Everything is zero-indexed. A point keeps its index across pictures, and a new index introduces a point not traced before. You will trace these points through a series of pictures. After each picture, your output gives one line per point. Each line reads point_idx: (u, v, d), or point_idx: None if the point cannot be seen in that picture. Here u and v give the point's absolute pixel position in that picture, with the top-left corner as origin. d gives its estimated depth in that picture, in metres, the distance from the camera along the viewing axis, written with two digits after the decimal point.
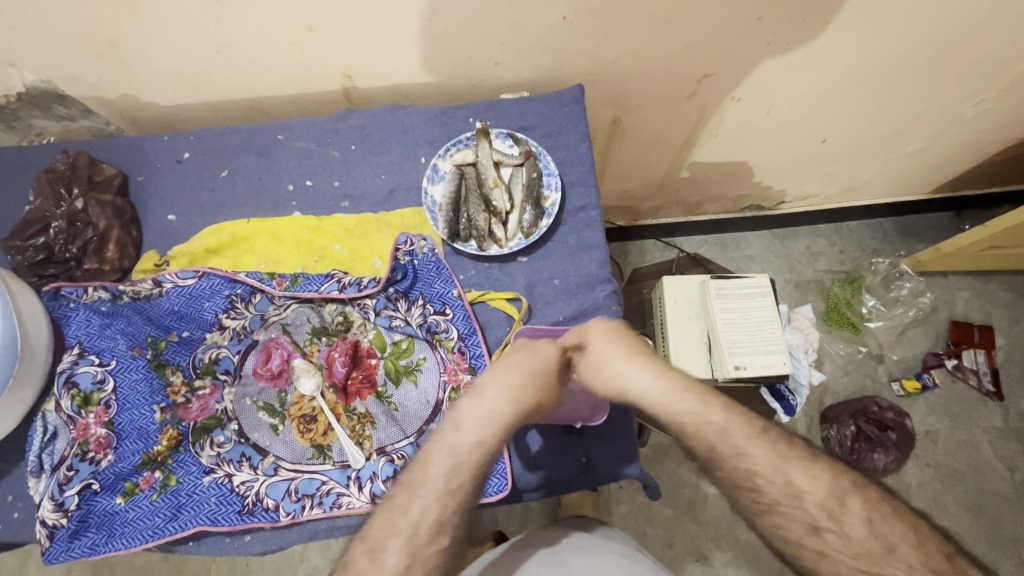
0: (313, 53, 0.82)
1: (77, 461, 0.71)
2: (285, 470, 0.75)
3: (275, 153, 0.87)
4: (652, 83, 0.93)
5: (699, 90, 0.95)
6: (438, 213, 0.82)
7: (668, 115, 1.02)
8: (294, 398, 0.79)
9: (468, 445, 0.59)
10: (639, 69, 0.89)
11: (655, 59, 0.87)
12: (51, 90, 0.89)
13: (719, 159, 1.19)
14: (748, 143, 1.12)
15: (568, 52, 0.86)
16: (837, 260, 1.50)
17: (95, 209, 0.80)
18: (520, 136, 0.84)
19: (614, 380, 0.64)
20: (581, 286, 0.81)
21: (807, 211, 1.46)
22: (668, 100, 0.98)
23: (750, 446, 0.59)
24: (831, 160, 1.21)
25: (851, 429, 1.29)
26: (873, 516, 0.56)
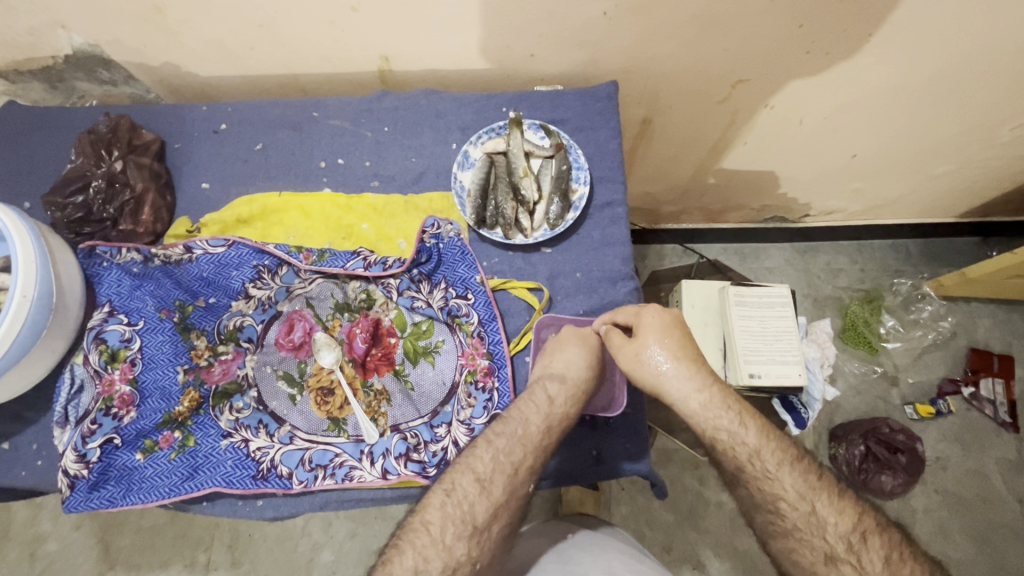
0: (352, 33, 0.83)
1: (101, 415, 0.73)
2: (301, 440, 0.74)
3: (310, 129, 0.89)
4: (685, 85, 0.93)
5: (731, 95, 0.95)
6: (466, 199, 0.82)
7: (700, 118, 1.02)
8: (313, 369, 0.78)
9: (484, 471, 0.64)
10: (674, 70, 0.89)
11: (691, 61, 0.86)
12: (96, 53, 0.92)
13: (747, 167, 1.18)
14: (777, 152, 1.11)
15: (606, 47, 0.86)
16: (858, 278, 1.48)
17: (133, 171, 0.82)
18: (552, 128, 0.84)
19: (653, 368, 0.70)
20: (604, 281, 0.80)
21: (831, 227, 1.45)
22: (700, 105, 0.97)
23: (714, 410, 0.68)
24: (859, 176, 1.20)
25: (861, 448, 1.28)
26: (811, 478, 0.63)
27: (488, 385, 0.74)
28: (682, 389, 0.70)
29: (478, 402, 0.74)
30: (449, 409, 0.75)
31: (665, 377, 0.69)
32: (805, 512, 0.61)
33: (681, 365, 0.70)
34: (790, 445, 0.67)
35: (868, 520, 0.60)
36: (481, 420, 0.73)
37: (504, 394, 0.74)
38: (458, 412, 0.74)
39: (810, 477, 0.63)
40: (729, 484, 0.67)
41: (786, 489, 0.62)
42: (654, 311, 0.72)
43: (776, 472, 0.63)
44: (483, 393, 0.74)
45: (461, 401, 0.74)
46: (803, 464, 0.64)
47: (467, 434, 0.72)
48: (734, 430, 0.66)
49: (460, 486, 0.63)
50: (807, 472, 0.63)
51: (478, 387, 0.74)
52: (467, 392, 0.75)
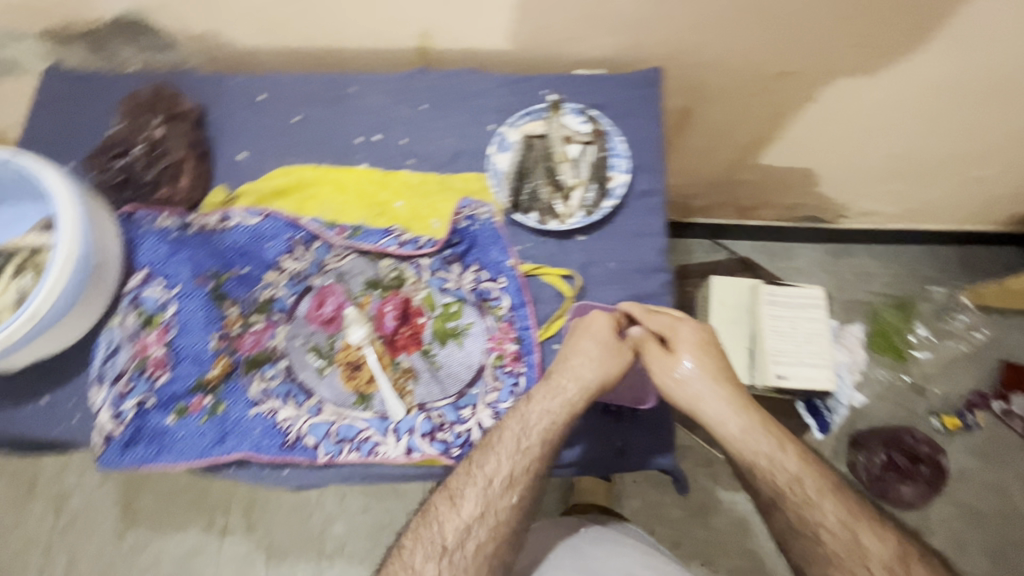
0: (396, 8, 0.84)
1: (136, 376, 0.76)
2: (328, 412, 0.75)
3: (346, 104, 0.89)
4: (726, 74, 0.92)
5: (774, 86, 0.93)
6: (501, 181, 0.81)
7: (739, 109, 1.00)
8: (343, 343, 0.78)
9: (461, 489, 0.66)
10: (719, 58, 0.88)
11: (740, 49, 0.86)
12: (140, 19, 0.92)
13: (783, 163, 1.16)
14: (816, 148, 1.09)
15: (649, 31, 0.85)
16: (890, 283, 1.43)
17: (173, 139, 0.83)
18: (592, 114, 0.83)
19: (689, 389, 0.68)
20: (636, 272, 0.79)
21: (865, 229, 1.41)
22: (742, 95, 0.96)
23: (757, 435, 0.67)
24: (901, 177, 1.16)
25: (881, 457, 1.28)
26: (852, 506, 0.64)
27: (516, 370, 0.74)
28: (721, 409, 0.68)
29: (505, 385, 0.74)
30: (474, 391, 0.75)
31: (705, 394, 0.68)
32: (845, 542, 0.62)
33: (721, 385, 0.69)
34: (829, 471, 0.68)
35: (907, 548, 0.63)
36: (507, 404, 0.73)
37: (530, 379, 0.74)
38: (484, 394, 0.74)
39: (851, 505, 0.64)
40: (765, 509, 0.67)
41: (828, 517, 0.63)
42: (693, 327, 0.72)
43: (818, 499, 0.64)
44: (509, 377, 0.74)
45: (488, 384, 0.75)
46: (843, 493, 0.65)
47: (491, 417, 0.73)
48: (775, 456, 0.66)
49: (439, 508, 0.66)
50: (846, 501, 0.65)
51: (504, 371, 0.74)
52: (495, 375, 0.75)
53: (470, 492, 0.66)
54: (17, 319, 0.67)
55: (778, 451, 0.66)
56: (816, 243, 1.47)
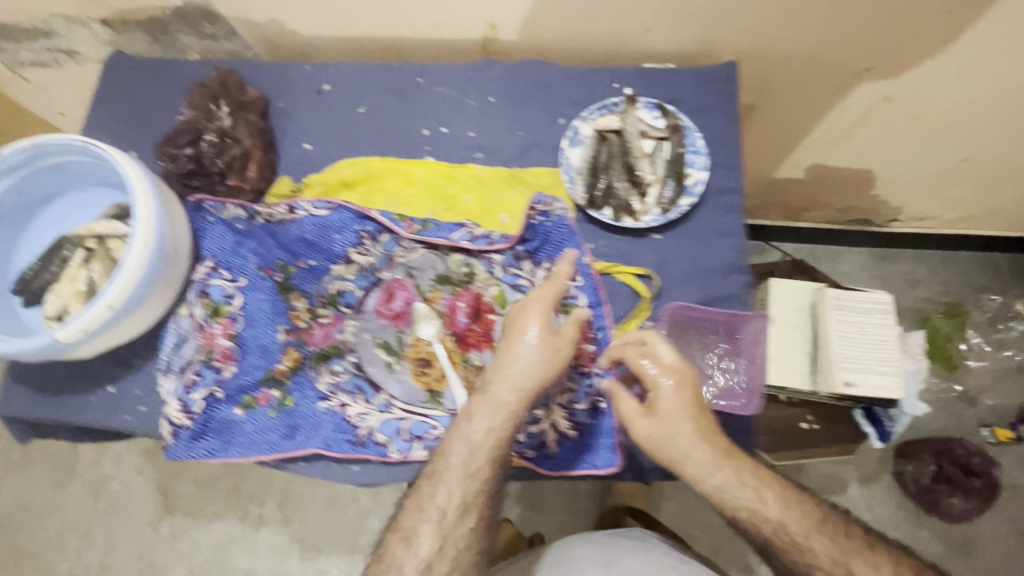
0: None
1: (203, 367, 0.75)
2: (398, 409, 0.73)
3: (413, 96, 0.88)
4: (794, 69, 0.92)
5: (845, 84, 0.94)
6: (575, 175, 0.79)
7: (804, 101, 0.99)
8: (412, 339, 0.76)
9: (418, 527, 0.62)
10: (793, 51, 0.88)
11: (817, 41, 0.85)
12: (205, 6, 0.92)
13: (841, 161, 1.14)
14: (879, 145, 1.07)
15: (724, 22, 0.84)
16: (939, 289, 1.40)
17: (243, 128, 0.82)
18: (669, 109, 0.81)
19: (662, 435, 0.64)
20: (714, 273, 0.77)
21: (917, 233, 1.38)
22: (811, 89, 0.95)
23: (735, 485, 0.63)
24: (962, 178, 1.14)
25: (931, 468, 1.24)
26: (839, 538, 0.62)
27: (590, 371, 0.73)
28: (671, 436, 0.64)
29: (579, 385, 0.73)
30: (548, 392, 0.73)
31: (671, 438, 0.64)
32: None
33: (676, 421, 0.64)
34: (804, 500, 0.65)
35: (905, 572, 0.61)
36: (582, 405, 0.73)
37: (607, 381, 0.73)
38: (558, 396, 0.73)
39: (840, 540, 0.62)
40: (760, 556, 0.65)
41: (822, 557, 0.61)
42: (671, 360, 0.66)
43: (806, 542, 0.61)
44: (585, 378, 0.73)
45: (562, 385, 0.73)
46: (828, 527, 0.63)
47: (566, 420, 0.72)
48: (753, 497, 0.63)
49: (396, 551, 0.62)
50: (834, 536, 0.62)
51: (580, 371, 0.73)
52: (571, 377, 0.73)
53: (426, 524, 0.62)
54: (92, 308, 0.66)
55: (759, 497, 0.63)
56: (863, 247, 1.44)
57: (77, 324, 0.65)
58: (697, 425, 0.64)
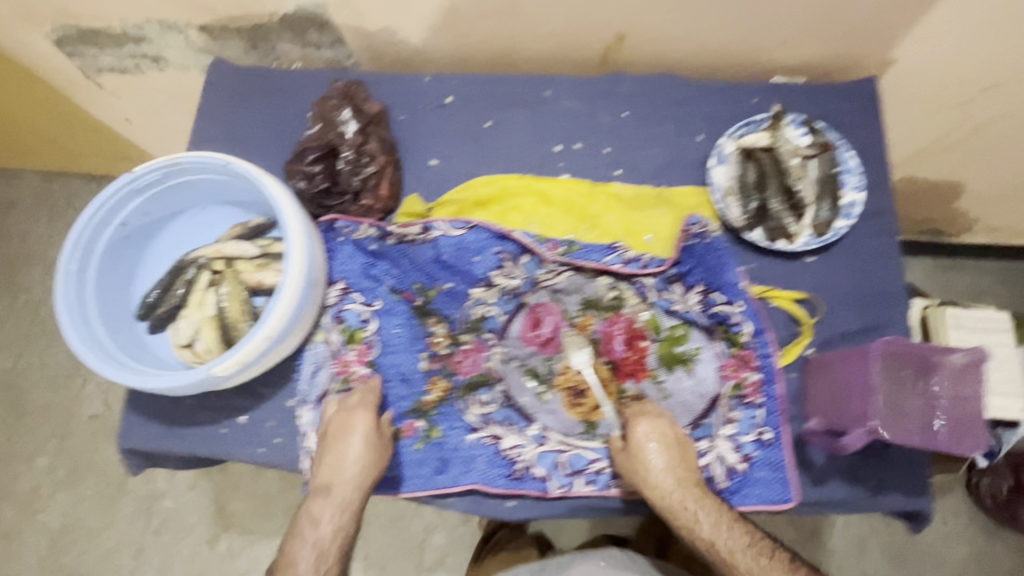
0: (602, 8, 0.80)
1: (341, 397, 0.72)
2: (554, 442, 0.71)
3: (542, 109, 0.84)
4: (922, 84, 0.90)
5: (969, 101, 0.92)
6: (723, 195, 0.77)
7: (920, 117, 0.97)
8: (562, 365, 0.74)
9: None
10: (930, 67, 0.86)
11: (956, 59, 0.84)
12: (318, 14, 0.87)
13: (936, 175, 1.13)
14: (984, 160, 1.05)
15: (864, 38, 0.83)
16: (1004, 300, 1.43)
17: (375, 144, 0.78)
18: (818, 126, 0.78)
19: (642, 476, 0.64)
20: (873, 298, 0.74)
21: (985, 243, 1.40)
22: (933, 104, 0.94)
23: (680, 508, 0.62)
24: None
25: (1009, 481, 1.16)
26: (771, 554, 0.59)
27: (755, 401, 0.70)
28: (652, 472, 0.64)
29: (742, 414, 0.70)
30: (709, 422, 0.72)
31: (646, 477, 0.64)
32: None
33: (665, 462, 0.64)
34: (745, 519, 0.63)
35: None
36: (748, 436, 0.69)
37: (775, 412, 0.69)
38: (718, 427, 0.71)
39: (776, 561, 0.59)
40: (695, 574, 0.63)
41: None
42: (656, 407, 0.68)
43: (732, 558, 0.59)
44: (749, 409, 0.70)
45: (722, 414, 0.71)
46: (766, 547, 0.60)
47: (733, 454, 0.69)
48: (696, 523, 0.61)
49: None
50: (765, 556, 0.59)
51: (743, 402, 0.70)
52: (732, 406, 0.71)
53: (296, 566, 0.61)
54: (249, 339, 0.62)
55: (712, 519, 0.61)
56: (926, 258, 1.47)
57: (233, 357, 0.62)
58: (683, 465, 0.64)
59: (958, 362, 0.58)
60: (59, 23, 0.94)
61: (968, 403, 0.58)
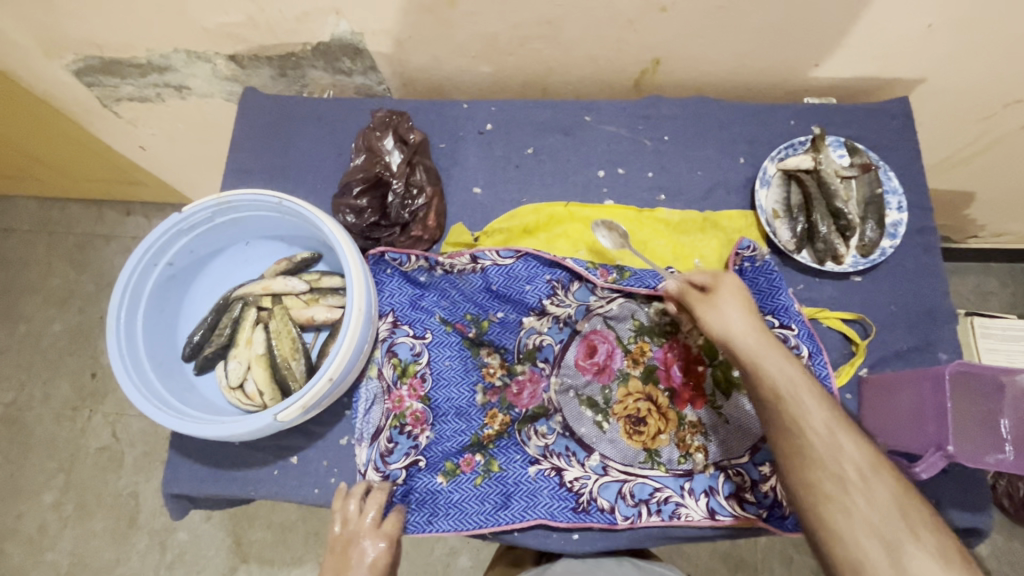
0: (643, 34, 0.81)
1: (396, 433, 0.70)
2: (616, 471, 0.71)
3: (583, 135, 0.84)
4: (949, 102, 0.92)
5: (994, 116, 0.94)
6: (770, 218, 0.78)
7: (944, 133, 1.00)
8: (620, 393, 0.75)
9: None
10: (959, 85, 0.88)
11: (986, 79, 0.86)
12: (354, 42, 0.86)
13: (954, 186, 1.15)
14: (1002, 172, 1.08)
15: (897, 61, 0.84)
16: (1012, 303, 1.46)
17: (421, 175, 0.77)
18: (858, 147, 0.79)
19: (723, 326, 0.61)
20: (923, 316, 0.75)
21: (993, 249, 1.43)
22: (958, 120, 0.96)
23: (767, 364, 0.57)
24: None
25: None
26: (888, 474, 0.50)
27: None
28: (798, 384, 0.55)
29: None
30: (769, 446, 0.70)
31: (730, 333, 0.60)
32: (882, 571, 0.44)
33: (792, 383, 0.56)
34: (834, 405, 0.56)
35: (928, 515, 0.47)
36: None
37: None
38: None
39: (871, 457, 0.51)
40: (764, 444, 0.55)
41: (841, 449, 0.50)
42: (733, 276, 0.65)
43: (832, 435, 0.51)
44: None
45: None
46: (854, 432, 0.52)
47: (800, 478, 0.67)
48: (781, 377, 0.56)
49: None
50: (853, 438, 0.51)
51: None
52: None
53: None
54: (314, 382, 0.61)
55: (806, 387, 0.55)
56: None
57: (298, 401, 0.60)
58: (776, 342, 0.59)
59: (1022, 382, 0.59)
60: (80, 53, 0.92)
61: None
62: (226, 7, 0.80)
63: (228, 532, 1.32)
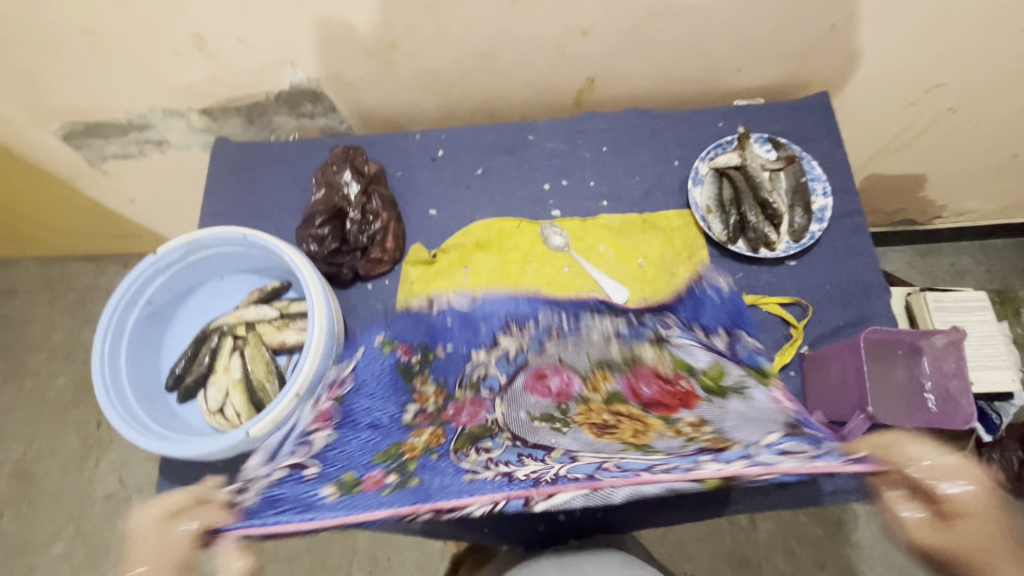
0: (572, 57, 0.88)
1: (306, 434, 0.60)
2: (587, 455, 0.57)
3: (526, 153, 0.90)
4: (871, 93, 0.98)
5: (917, 102, 1.00)
6: (704, 213, 0.83)
7: (875, 122, 1.05)
8: (579, 410, 0.65)
9: None
10: (877, 77, 0.94)
11: (899, 70, 0.92)
12: (311, 88, 0.94)
13: (899, 170, 1.20)
14: (941, 153, 1.13)
15: (813, 60, 0.91)
16: (984, 278, 1.50)
17: (379, 202, 0.84)
18: (780, 142, 0.85)
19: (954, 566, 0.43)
20: (856, 292, 0.80)
21: (957, 227, 1.48)
22: (885, 108, 1.02)
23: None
24: (1007, 176, 1.23)
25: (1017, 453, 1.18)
26: None
27: (790, 410, 0.59)
28: None
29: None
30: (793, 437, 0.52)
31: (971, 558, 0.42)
32: None
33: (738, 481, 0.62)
34: None
35: None
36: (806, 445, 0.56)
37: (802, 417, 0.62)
38: (809, 437, 0.52)
39: None
40: None
41: None
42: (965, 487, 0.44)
43: None
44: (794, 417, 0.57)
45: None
46: None
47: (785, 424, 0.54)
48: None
49: None
50: None
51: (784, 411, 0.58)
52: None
53: None
54: (282, 397, 0.66)
55: None
56: (902, 245, 1.54)
57: (269, 415, 0.65)
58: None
59: (938, 343, 0.65)
60: (66, 121, 1.01)
61: (950, 379, 0.65)
62: (192, 68, 0.88)
63: None
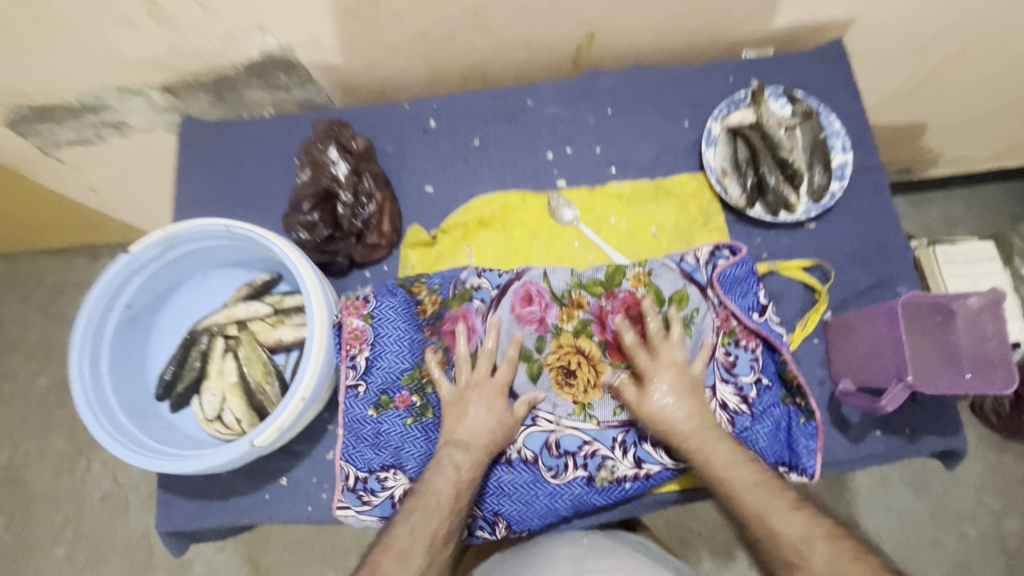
0: (570, 11, 0.80)
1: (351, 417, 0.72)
2: (544, 421, 0.71)
3: (526, 119, 0.84)
4: (884, 38, 0.92)
5: (931, 47, 0.95)
6: (720, 177, 0.78)
7: (885, 69, 1.00)
8: (552, 345, 0.73)
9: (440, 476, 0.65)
10: (894, 20, 0.88)
11: (917, 11, 0.86)
12: (284, 56, 0.84)
13: (905, 119, 1.16)
14: (949, 100, 1.09)
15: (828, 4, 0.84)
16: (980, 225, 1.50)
17: (371, 181, 0.77)
18: (797, 96, 0.79)
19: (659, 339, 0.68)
20: (877, 252, 0.77)
21: (955, 174, 1.45)
22: (898, 54, 0.96)
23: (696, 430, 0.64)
24: (1011, 121, 1.20)
25: None
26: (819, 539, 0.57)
27: (750, 345, 0.71)
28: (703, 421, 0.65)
29: (738, 425, 0.69)
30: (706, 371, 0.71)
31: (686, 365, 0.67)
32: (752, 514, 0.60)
33: (711, 428, 0.64)
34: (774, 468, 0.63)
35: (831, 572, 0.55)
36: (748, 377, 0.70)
37: (776, 385, 0.71)
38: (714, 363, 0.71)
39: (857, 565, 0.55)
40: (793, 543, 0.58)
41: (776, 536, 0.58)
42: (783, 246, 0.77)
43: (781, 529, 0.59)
44: (745, 351, 0.71)
45: (721, 361, 0.71)
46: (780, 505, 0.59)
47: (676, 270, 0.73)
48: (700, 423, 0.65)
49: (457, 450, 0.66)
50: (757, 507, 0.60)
51: (738, 345, 0.71)
52: (720, 379, 0.71)
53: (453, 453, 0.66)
54: (287, 404, 0.62)
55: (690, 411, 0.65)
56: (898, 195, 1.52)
57: (273, 423, 0.61)
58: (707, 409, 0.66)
59: (973, 305, 0.60)
60: (11, 104, 0.90)
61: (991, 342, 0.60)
62: (147, 38, 0.78)
63: (240, 558, 1.32)
